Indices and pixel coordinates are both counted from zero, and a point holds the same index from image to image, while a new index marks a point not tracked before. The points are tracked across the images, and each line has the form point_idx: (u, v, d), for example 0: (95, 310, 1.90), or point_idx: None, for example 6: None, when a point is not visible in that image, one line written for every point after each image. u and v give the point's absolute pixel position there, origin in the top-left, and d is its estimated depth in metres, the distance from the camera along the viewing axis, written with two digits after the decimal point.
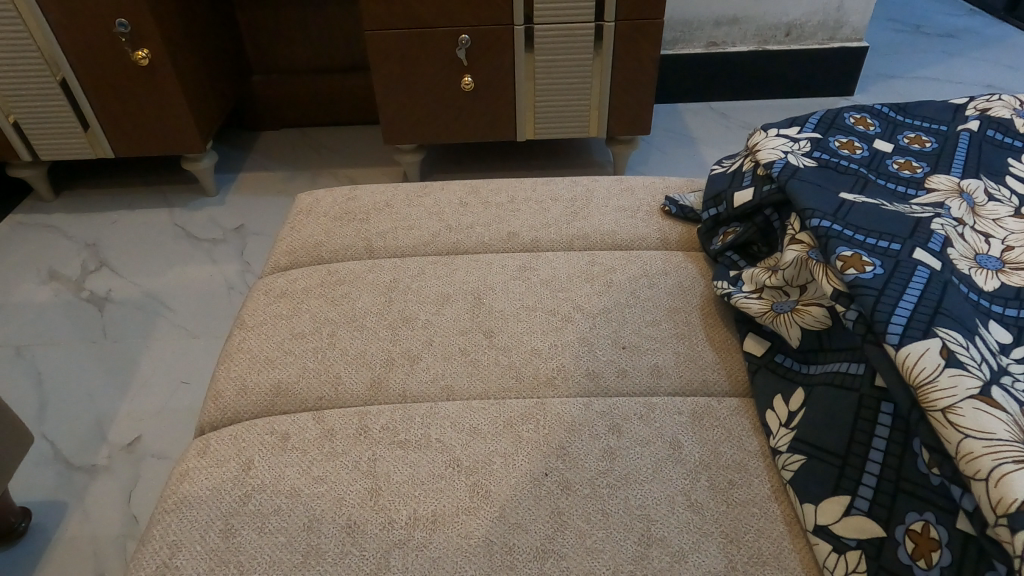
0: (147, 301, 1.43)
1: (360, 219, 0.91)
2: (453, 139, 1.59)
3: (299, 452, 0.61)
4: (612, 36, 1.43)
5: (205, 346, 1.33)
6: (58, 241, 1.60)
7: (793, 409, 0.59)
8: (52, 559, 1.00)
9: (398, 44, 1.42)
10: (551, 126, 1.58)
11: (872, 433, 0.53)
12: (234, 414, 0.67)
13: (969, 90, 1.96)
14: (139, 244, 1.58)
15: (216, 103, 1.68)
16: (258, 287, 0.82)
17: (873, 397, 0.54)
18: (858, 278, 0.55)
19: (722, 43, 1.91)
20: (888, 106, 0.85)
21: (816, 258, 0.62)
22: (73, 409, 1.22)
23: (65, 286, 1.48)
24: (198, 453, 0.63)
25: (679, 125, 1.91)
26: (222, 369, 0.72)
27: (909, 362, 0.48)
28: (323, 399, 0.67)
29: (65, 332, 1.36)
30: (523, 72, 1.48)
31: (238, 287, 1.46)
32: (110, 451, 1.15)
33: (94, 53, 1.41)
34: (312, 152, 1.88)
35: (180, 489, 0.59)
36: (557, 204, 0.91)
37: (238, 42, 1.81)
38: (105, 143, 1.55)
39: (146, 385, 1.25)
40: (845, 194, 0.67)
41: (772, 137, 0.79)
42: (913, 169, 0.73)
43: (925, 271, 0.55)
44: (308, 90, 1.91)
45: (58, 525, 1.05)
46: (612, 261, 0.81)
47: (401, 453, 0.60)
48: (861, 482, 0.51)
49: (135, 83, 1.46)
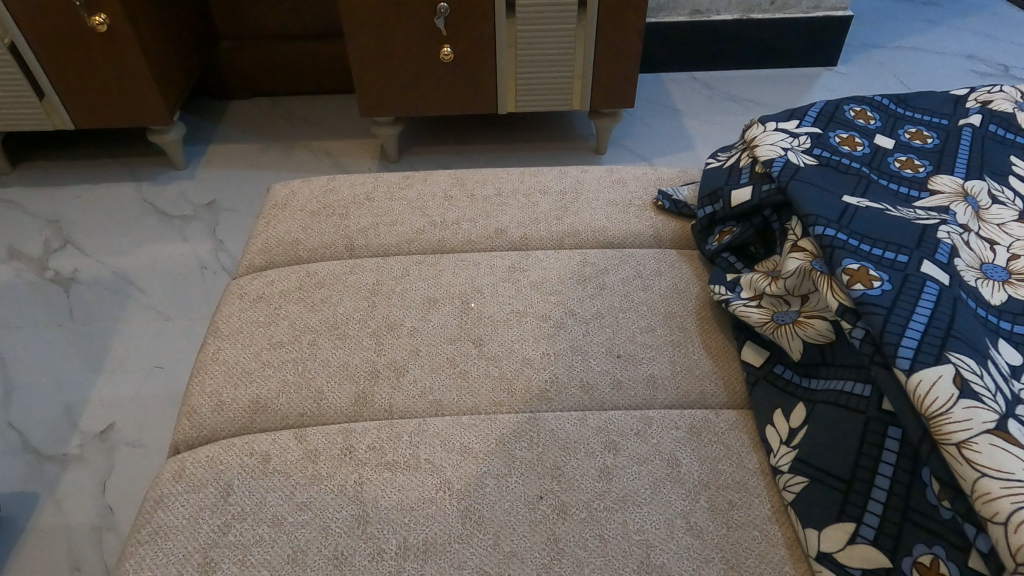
0: (116, 281, 1.37)
1: (339, 214, 0.86)
2: (432, 111, 1.53)
3: (281, 475, 0.58)
4: (595, 7, 1.38)
5: (179, 328, 1.28)
6: (17, 217, 1.52)
7: (794, 426, 0.57)
8: (26, 550, 0.97)
9: (374, 11, 1.35)
10: (531, 98, 1.53)
11: (878, 459, 0.51)
12: (210, 432, 0.64)
13: (951, 61, 1.94)
14: (104, 221, 1.51)
15: (181, 72, 1.59)
16: (233, 289, 0.78)
17: (879, 420, 0.52)
18: (866, 295, 0.53)
19: (706, 11, 1.85)
20: (887, 97, 0.82)
21: (820, 268, 0.60)
22: (39, 396, 1.16)
23: (27, 265, 1.40)
24: (172, 476, 0.59)
25: (663, 97, 1.87)
26: (197, 381, 0.68)
27: (921, 390, 0.46)
28: (305, 416, 0.64)
29: (29, 315, 1.30)
30: (503, 40, 1.42)
31: (212, 267, 1.40)
32: (81, 439, 1.11)
33: (46, 17, 1.32)
34: (284, 124, 1.79)
35: (155, 518, 0.56)
36: (547, 198, 0.88)
37: (203, 8, 1.71)
38: (62, 112, 1.46)
39: (119, 369, 1.21)
40: (848, 198, 0.65)
41: (771, 131, 0.76)
42: (915, 168, 0.71)
43: (934, 286, 0.53)
44: (278, 58, 1.82)
45: (29, 516, 1.01)
46: (604, 261, 0.78)
47: (388, 475, 0.58)
48: (867, 508, 0.50)
49: (91, 50, 1.37)
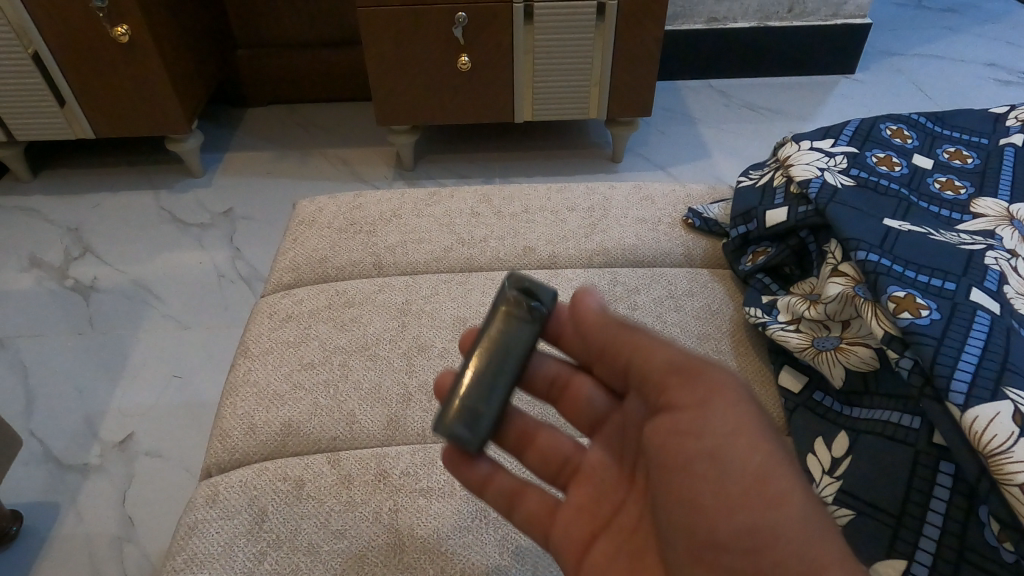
0: (135, 289, 1.37)
1: (366, 231, 0.86)
2: (448, 119, 1.53)
3: (315, 502, 0.58)
4: (614, 16, 1.36)
5: (197, 337, 1.28)
6: (39, 226, 1.53)
7: (838, 455, 0.56)
8: (47, 561, 0.97)
9: (392, 21, 1.34)
10: (549, 108, 1.53)
11: (929, 494, 0.50)
12: (242, 455, 0.64)
13: (972, 69, 1.92)
14: (124, 230, 1.51)
15: (199, 81, 1.59)
16: (261, 307, 0.77)
17: (930, 454, 0.51)
18: (914, 324, 0.52)
19: (722, 19, 1.83)
20: (923, 115, 0.81)
21: (863, 294, 0.58)
22: (60, 405, 1.17)
23: (48, 273, 1.41)
24: (205, 502, 0.59)
25: (681, 105, 1.86)
26: (228, 402, 0.67)
27: (978, 427, 0.46)
28: (337, 440, 0.63)
29: (50, 323, 1.31)
30: (520, 48, 1.41)
31: (230, 276, 1.40)
32: (102, 449, 1.11)
33: (67, 28, 1.32)
34: (301, 133, 1.80)
35: (189, 545, 0.55)
36: (575, 215, 0.87)
37: (221, 18, 1.72)
38: (83, 121, 1.47)
39: (139, 377, 1.21)
40: (889, 221, 0.64)
41: (806, 150, 0.75)
42: (956, 190, 0.70)
43: (984, 317, 0.52)
44: (295, 67, 1.82)
45: (52, 526, 1.01)
46: (635, 281, 0.77)
47: (423, 502, 0.57)
48: (919, 546, 0.49)
49: (111, 59, 1.37)
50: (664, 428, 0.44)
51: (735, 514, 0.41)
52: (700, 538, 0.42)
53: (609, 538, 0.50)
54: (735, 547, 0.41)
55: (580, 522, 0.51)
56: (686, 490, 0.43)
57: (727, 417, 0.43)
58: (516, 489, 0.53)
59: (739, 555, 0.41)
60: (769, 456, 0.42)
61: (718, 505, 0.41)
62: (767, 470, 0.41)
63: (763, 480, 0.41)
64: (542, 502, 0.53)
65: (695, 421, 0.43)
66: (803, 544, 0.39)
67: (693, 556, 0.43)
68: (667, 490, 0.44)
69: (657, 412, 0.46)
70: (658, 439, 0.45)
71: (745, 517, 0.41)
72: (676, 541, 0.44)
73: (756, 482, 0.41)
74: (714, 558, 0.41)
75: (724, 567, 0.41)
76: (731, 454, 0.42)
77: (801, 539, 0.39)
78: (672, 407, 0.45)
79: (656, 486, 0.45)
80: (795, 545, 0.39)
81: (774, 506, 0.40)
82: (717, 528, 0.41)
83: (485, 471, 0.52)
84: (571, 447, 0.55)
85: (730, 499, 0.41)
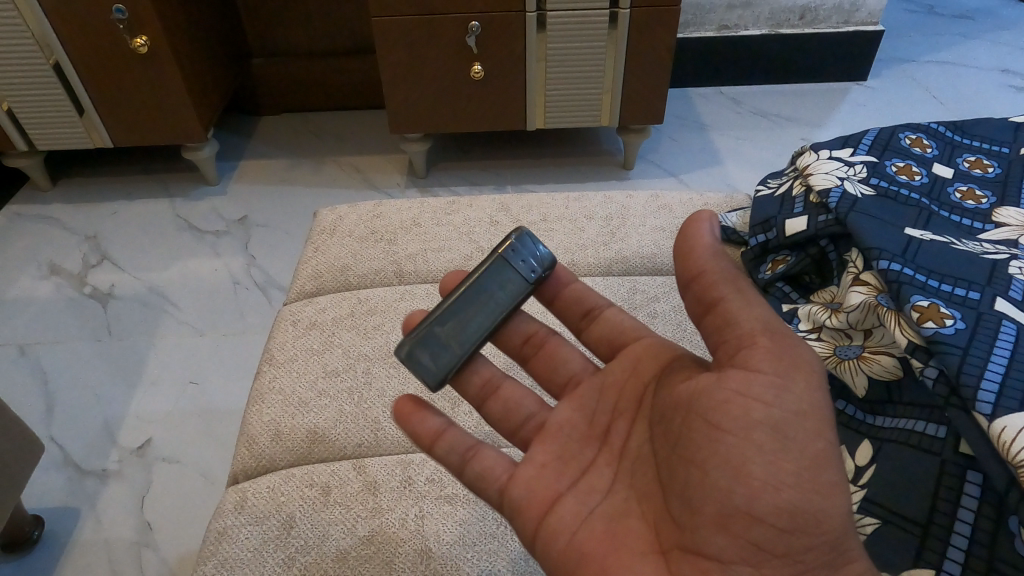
0: (152, 296, 1.39)
1: (386, 239, 0.87)
2: (461, 127, 1.54)
3: (342, 508, 0.58)
4: (627, 24, 1.37)
5: (213, 344, 1.29)
6: (58, 234, 1.55)
7: (862, 463, 0.56)
8: (67, 565, 0.98)
9: (406, 30, 1.36)
10: (562, 116, 1.54)
11: (957, 504, 0.50)
12: (268, 462, 0.65)
13: (984, 75, 1.91)
14: (141, 237, 1.53)
15: (214, 91, 1.61)
16: (284, 315, 0.79)
17: (957, 463, 0.52)
18: (939, 333, 0.52)
19: (734, 27, 1.84)
20: (942, 124, 0.81)
21: (886, 303, 0.58)
22: (78, 411, 1.18)
23: (66, 280, 1.43)
24: (234, 507, 0.60)
25: (692, 112, 1.86)
26: (254, 409, 0.69)
27: (1006, 436, 0.46)
28: (363, 446, 0.64)
29: (68, 330, 1.32)
30: (533, 56, 1.42)
31: (245, 283, 1.42)
32: (120, 455, 1.12)
33: (88, 40, 1.34)
34: (315, 140, 1.82)
35: (219, 551, 0.56)
36: (593, 223, 0.88)
37: (237, 28, 1.74)
38: (102, 131, 1.49)
39: (156, 383, 1.23)
40: (911, 230, 0.64)
41: (825, 160, 0.75)
42: (977, 199, 0.70)
43: (1010, 326, 0.53)
44: (309, 75, 1.84)
45: (71, 531, 1.02)
46: (655, 289, 0.78)
47: (448, 509, 0.58)
48: (947, 555, 0.49)
49: (131, 70, 1.40)
50: (732, 388, 0.45)
51: (785, 489, 0.43)
52: (733, 503, 0.44)
53: (576, 494, 0.52)
54: (773, 521, 0.43)
55: (546, 477, 0.53)
56: (739, 456, 0.44)
57: (801, 399, 0.45)
58: (471, 445, 0.54)
59: (774, 529, 0.43)
60: (830, 446, 0.44)
61: (771, 479, 0.43)
62: (825, 459, 0.44)
63: (819, 466, 0.43)
64: (500, 458, 0.54)
65: (772, 392, 0.45)
66: (837, 530, 0.43)
67: (718, 521, 0.44)
68: (713, 451, 0.45)
69: (725, 371, 0.46)
70: (719, 397, 0.45)
71: (792, 495, 0.43)
72: (702, 505, 0.45)
73: (813, 471, 0.43)
74: (745, 527, 0.43)
75: (754, 537, 0.43)
76: (795, 434, 0.44)
77: (839, 529, 0.43)
78: (752, 369, 0.45)
79: (694, 445, 0.46)
80: (831, 531, 0.43)
81: (826, 491, 0.43)
82: (761, 498, 0.43)
83: (437, 423, 0.55)
84: (535, 404, 0.59)
85: (786, 475, 0.43)
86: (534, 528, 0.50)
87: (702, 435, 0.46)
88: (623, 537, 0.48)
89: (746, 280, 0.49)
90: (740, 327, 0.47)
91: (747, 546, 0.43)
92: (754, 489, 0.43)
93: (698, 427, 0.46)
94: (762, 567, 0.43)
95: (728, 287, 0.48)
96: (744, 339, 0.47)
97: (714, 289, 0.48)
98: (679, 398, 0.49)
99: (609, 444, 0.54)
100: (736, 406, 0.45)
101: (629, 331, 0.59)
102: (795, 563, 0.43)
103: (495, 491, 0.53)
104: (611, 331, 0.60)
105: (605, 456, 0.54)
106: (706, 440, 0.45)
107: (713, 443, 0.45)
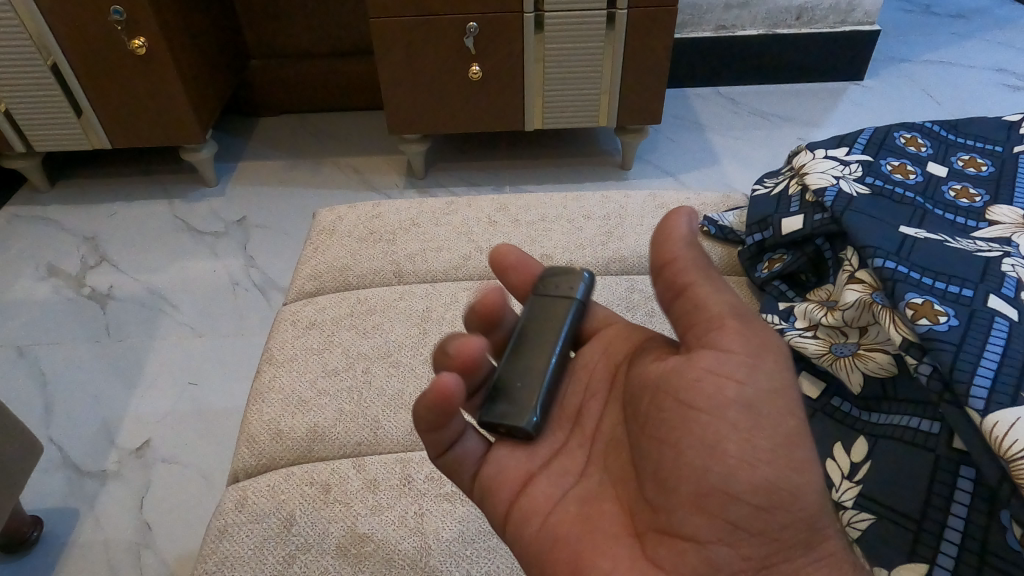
0: (151, 298, 1.39)
1: (385, 239, 0.87)
2: (459, 128, 1.55)
3: (342, 506, 0.59)
4: (624, 25, 1.38)
5: (212, 345, 1.30)
6: (57, 236, 1.55)
7: (856, 460, 0.56)
8: (67, 567, 0.99)
9: (404, 31, 1.36)
10: (560, 116, 1.54)
11: (950, 499, 0.51)
12: (268, 460, 0.65)
13: (980, 75, 1.92)
14: (140, 238, 1.54)
15: (213, 92, 1.61)
16: (284, 315, 0.79)
17: (950, 459, 0.52)
18: (933, 330, 0.53)
19: (731, 27, 1.84)
20: (937, 123, 0.81)
21: (881, 301, 0.59)
22: (78, 413, 1.18)
23: (65, 282, 1.43)
24: (235, 506, 0.60)
25: (690, 113, 1.87)
26: (254, 408, 0.69)
27: (998, 432, 0.46)
28: (362, 445, 0.65)
29: (68, 331, 1.33)
30: (531, 57, 1.42)
31: (245, 284, 1.42)
32: (120, 456, 1.12)
33: (87, 42, 1.34)
34: (314, 141, 1.82)
35: (220, 549, 0.57)
36: (590, 223, 0.88)
37: (235, 30, 1.74)
38: (100, 132, 1.49)
39: (155, 384, 1.23)
40: (905, 228, 0.64)
41: (821, 159, 0.76)
42: (971, 198, 0.70)
43: (1003, 323, 0.53)
44: (309, 76, 1.84)
45: (71, 532, 1.03)
46: (652, 288, 0.78)
47: (448, 506, 0.58)
48: (940, 549, 0.50)
49: (130, 72, 1.40)
50: (702, 367, 0.45)
51: (760, 468, 0.44)
52: (710, 482, 0.44)
53: (549, 476, 0.51)
54: (748, 499, 0.43)
55: (517, 458, 0.52)
56: (712, 435, 0.44)
57: (771, 377, 0.45)
58: (463, 429, 0.53)
59: (750, 507, 0.43)
60: (801, 425, 0.45)
61: (744, 457, 0.44)
62: (798, 436, 0.45)
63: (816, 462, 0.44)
64: (482, 443, 0.54)
65: (742, 370, 0.45)
66: (811, 508, 0.44)
67: (693, 501, 0.44)
68: (685, 431, 0.45)
69: (694, 351, 0.46)
70: (690, 376, 0.45)
71: (768, 473, 0.44)
72: (677, 485, 0.45)
73: (786, 447, 0.44)
74: (721, 505, 0.44)
75: (728, 516, 0.44)
76: (768, 411, 0.45)
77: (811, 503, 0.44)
78: (720, 348, 0.45)
79: (664, 425, 0.46)
80: (805, 508, 0.44)
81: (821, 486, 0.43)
82: (737, 477, 0.43)
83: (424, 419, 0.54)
84: None
85: (761, 453, 0.44)
86: (505, 510, 0.51)
87: (673, 415, 0.46)
88: (598, 520, 0.48)
89: (713, 268, 0.49)
90: (708, 310, 0.47)
91: (723, 526, 0.44)
92: (730, 468, 0.44)
93: (669, 407, 0.46)
94: (739, 546, 0.44)
95: (697, 273, 0.48)
96: (712, 320, 0.46)
97: (682, 274, 0.48)
98: (649, 378, 0.49)
99: (581, 425, 0.54)
100: (708, 384, 0.45)
101: (604, 318, 0.59)
102: (772, 541, 0.44)
103: (468, 474, 0.53)
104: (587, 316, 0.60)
105: (577, 438, 0.53)
106: (677, 418, 0.45)
107: (685, 422, 0.45)
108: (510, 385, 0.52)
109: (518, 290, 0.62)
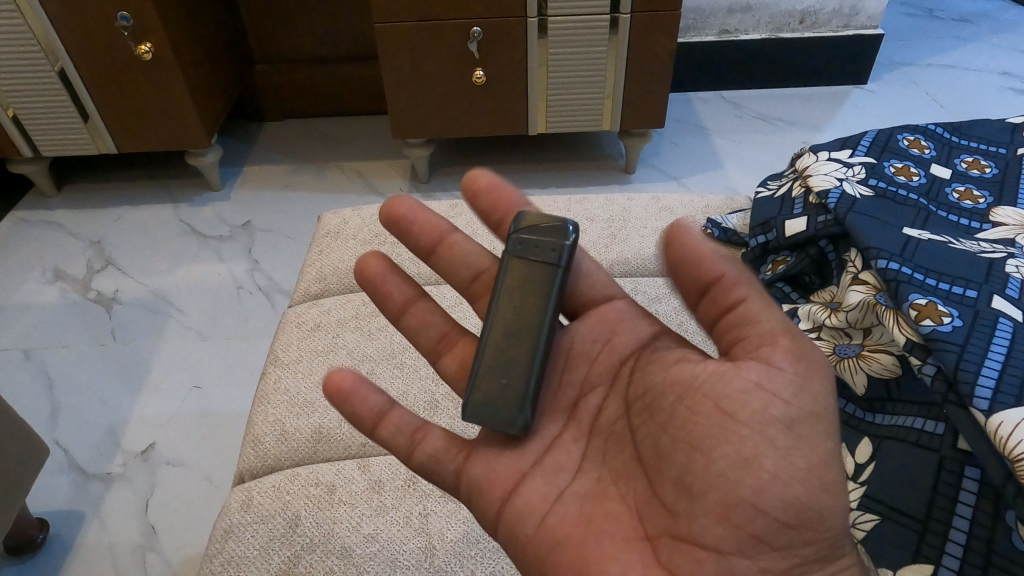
0: (156, 301, 1.40)
1: (390, 242, 0.88)
2: (463, 133, 1.55)
3: (348, 506, 0.59)
4: (627, 29, 1.38)
5: (216, 348, 1.30)
6: (63, 240, 1.56)
7: (861, 461, 0.57)
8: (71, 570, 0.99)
9: (409, 36, 1.37)
10: (564, 121, 1.55)
11: (955, 499, 0.51)
12: (273, 461, 0.65)
13: (984, 78, 1.92)
14: (146, 242, 1.55)
15: (218, 97, 1.62)
16: (290, 317, 0.79)
17: (956, 459, 0.52)
18: (936, 331, 0.53)
19: (733, 31, 1.85)
20: (940, 125, 0.81)
21: (885, 301, 0.59)
22: (83, 416, 1.19)
23: (71, 286, 1.44)
24: (240, 506, 0.60)
25: (692, 116, 1.87)
26: (259, 410, 0.69)
27: (1003, 431, 0.47)
28: (367, 446, 0.65)
29: (73, 334, 1.33)
30: (534, 61, 1.43)
31: (248, 287, 1.43)
32: (124, 459, 1.13)
33: (92, 46, 1.35)
34: (317, 145, 1.83)
35: (225, 550, 0.57)
36: (594, 225, 0.89)
37: (239, 35, 1.75)
38: (106, 137, 1.50)
39: (159, 387, 1.23)
40: (908, 229, 0.65)
41: (824, 162, 0.76)
42: (975, 199, 0.70)
43: (1007, 323, 0.53)
44: (313, 81, 1.85)
45: (76, 534, 1.03)
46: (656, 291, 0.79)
47: (453, 507, 0.58)
48: (946, 550, 0.50)
49: (136, 76, 1.41)
50: (751, 379, 0.45)
51: (793, 486, 0.43)
52: (739, 494, 0.44)
53: (541, 476, 0.52)
54: (777, 515, 0.43)
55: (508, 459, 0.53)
56: (749, 448, 0.44)
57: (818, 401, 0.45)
58: (418, 424, 0.56)
59: (778, 523, 0.43)
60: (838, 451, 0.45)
61: (780, 473, 0.44)
62: (832, 462, 0.44)
63: (824, 469, 0.44)
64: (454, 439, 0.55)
65: (791, 389, 0.45)
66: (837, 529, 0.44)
67: (719, 511, 0.44)
68: (721, 441, 0.45)
69: (742, 361, 0.46)
70: (737, 386, 0.45)
71: (798, 490, 0.43)
72: (704, 494, 0.45)
73: (822, 471, 0.44)
74: (747, 519, 0.44)
75: (755, 530, 0.44)
76: (807, 432, 0.44)
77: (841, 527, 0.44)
78: (772, 364, 0.45)
79: (700, 431, 0.46)
80: (832, 532, 0.44)
81: (829, 493, 0.44)
82: (769, 492, 0.43)
83: (378, 403, 0.56)
84: None
85: (796, 471, 0.44)
86: (498, 511, 0.51)
87: (713, 423, 0.46)
88: (601, 522, 0.49)
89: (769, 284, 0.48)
90: (760, 326, 0.47)
91: (746, 539, 0.44)
92: (762, 483, 0.44)
93: (706, 412, 0.46)
94: (760, 558, 0.44)
95: (750, 289, 0.47)
96: (765, 337, 0.46)
97: (735, 290, 0.48)
98: (681, 379, 0.49)
99: (577, 419, 0.54)
100: (754, 398, 0.45)
101: (602, 287, 0.58)
102: (792, 557, 0.44)
103: (451, 472, 0.54)
104: (582, 279, 0.58)
105: (572, 432, 0.54)
106: (713, 427, 0.46)
107: (723, 432, 0.45)
108: (492, 384, 0.51)
109: (490, 216, 0.60)
